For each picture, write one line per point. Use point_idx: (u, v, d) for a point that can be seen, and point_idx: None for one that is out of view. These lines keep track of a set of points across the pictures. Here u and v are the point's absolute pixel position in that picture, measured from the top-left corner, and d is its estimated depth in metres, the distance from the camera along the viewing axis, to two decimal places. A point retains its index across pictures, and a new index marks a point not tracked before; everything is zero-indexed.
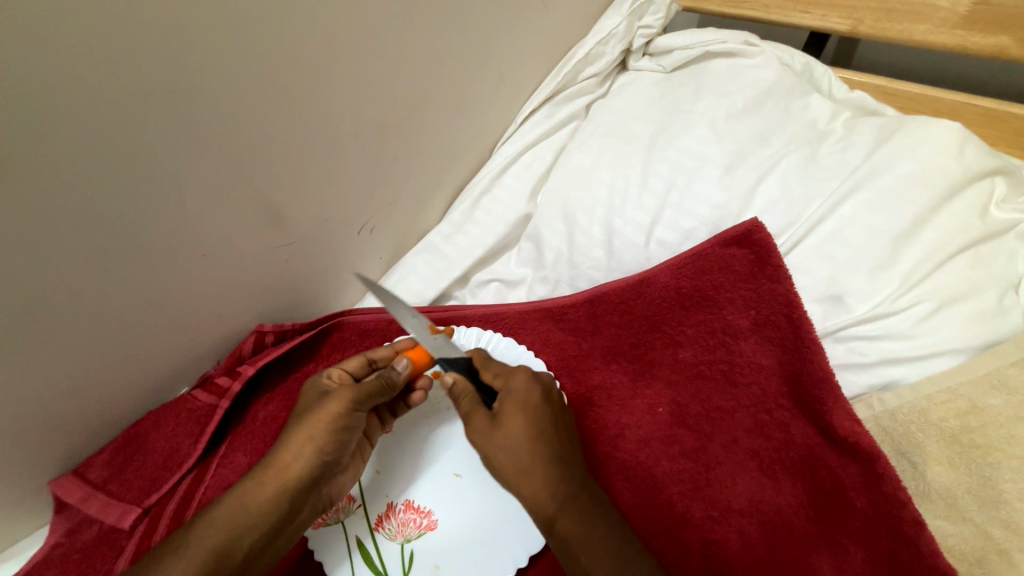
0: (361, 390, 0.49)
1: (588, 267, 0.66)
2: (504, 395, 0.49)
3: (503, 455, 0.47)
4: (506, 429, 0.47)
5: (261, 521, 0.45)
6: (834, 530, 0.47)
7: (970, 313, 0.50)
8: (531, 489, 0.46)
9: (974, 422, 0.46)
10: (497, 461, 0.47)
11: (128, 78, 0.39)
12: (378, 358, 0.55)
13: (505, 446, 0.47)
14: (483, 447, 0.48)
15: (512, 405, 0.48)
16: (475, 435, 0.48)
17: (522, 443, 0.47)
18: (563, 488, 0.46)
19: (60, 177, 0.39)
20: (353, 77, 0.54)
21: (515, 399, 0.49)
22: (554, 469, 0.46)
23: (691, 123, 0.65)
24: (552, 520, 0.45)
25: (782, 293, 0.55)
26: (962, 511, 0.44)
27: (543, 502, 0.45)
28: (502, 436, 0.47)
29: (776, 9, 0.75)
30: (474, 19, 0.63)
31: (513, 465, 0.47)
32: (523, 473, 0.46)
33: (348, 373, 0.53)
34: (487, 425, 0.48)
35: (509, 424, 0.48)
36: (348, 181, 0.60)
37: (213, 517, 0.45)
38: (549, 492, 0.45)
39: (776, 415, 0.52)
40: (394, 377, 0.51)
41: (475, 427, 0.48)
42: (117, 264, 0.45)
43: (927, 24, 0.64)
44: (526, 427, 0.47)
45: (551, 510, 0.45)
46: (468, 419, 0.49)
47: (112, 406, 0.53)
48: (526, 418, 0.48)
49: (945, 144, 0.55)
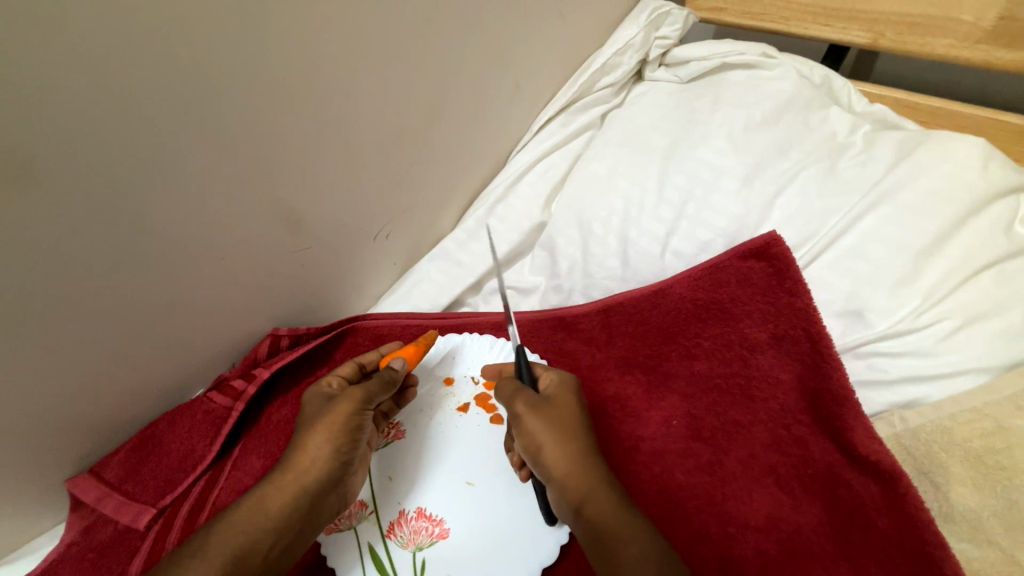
0: (367, 388, 0.52)
1: (602, 277, 0.65)
2: (555, 383, 0.52)
3: (550, 430, 0.47)
4: (562, 408, 0.49)
5: (283, 524, 0.46)
6: (855, 551, 0.46)
7: (994, 332, 0.49)
8: (569, 469, 0.46)
9: (1000, 443, 0.44)
10: (543, 439, 0.47)
11: (156, 80, 0.39)
12: (367, 363, 0.57)
13: (557, 424, 0.47)
14: (527, 420, 0.48)
15: (565, 392, 0.51)
16: (521, 408, 0.48)
17: (571, 424, 0.48)
18: (598, 475, 0.46)
19: (86, 178, 0.40)
20: (373, 84, 0.54)
21: (567, 387, 0.51)
22: (593, 456, 0.47)
23: (708, 134, 0.65)
24: (583, 504, 0.45)
25: (802, 308, 0.54)
26: (987, 534, 0.43)
27: (582, 481, 0.45)
28: (556, 414, 0.48)
29: (795, 22, 0.74)
30: (493, 28, 0.63)
31: (559, 440, 0.47)
32: (571, 451, 0.46)
33: (344, 379, 0.55)
34: (540, 400, 0.49)
35: (563, 405, 0.49)
36: (365, 187, 0.60)
37: (230, 522, 0.44)
38: (586, 475, 0.46)
39: (795, 430, 0.52)
40: (390, 374, 0.54)
41: (524, 401, 0.48)
42: (138, 264, 0.46)
43: (948, 38, 0.64)
44: (577, 412, 0.49)
45: (586, 492, 0.45)
46: (515, 396, 0.49)
47: (128, 406, 0.53)
48: (576, 404, 0.50)
49: (967, 161, 0.54)
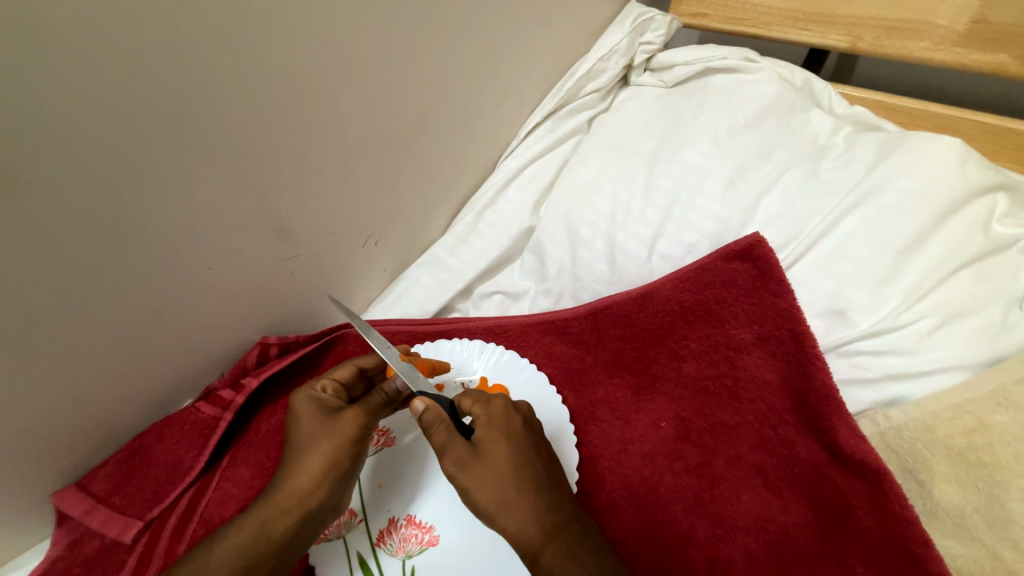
0: (369, 409, 0.51)
1: (590, 281, 0.66)
2: (481, 422, 0.47)
3: (485, 485, 0.44)
4: (491, 456, 0.45)
5: (285, 543, 0.46)
6: (841, 551, 0.46)
7: (975, 329, 0.49)
8: (513, 519, 0.43)
9: (981, 440, 0.45)
10: (477, 492, 0.44)
11: (139, 91, 0.40)
12: (367, 366, 0.56)
13: (487, 476, 0.44)
14: (461, 480, 0.45)
15: (495, 432, 0.47)
16: (452, 467, 0.45)
17: (505, 471, 0.45)
18: (550, 520, 0.44)
19: (65, 187, 0.39)
20: (356, 92, 0.54)
21: (495, 426, 0.47)
22: (540, 499, 0.45)
23: (693, 138, 0.66)
24: (537, 555, 0.43)
25: (786, 309, 0.55)
26: (970, 530, 0.43)
27: (528, 533, 0.43)
28: (484, 464, 0.45)
29: (776, 26, 0.75)
30: (476, 36, 0.63)
31: (494, 494, 0.44)
32: (506, 501, 0.44)
33: (339, 384, 0.54)
34: (468, 453, 0.45)
35: (493, 452, 0.45)
36: (353, 194, 0.60)
37: (231, 542, 0.45)
38: (536, 521, 0.43)
39: (781, 430, 0.52)
40: (395, 390, 0.54)
41: (453, 457, 0.45)
42: (123, 272, 0.46)
43: (925, 41, 0.64)
44: (512, 455, 0.46)
45: (538, 542, 0.43)
46: (444, 450, 0.45)
47: (115, 417, 0.53)
48: (513, 453, 0.46)
49: (946, 161, 0.55)
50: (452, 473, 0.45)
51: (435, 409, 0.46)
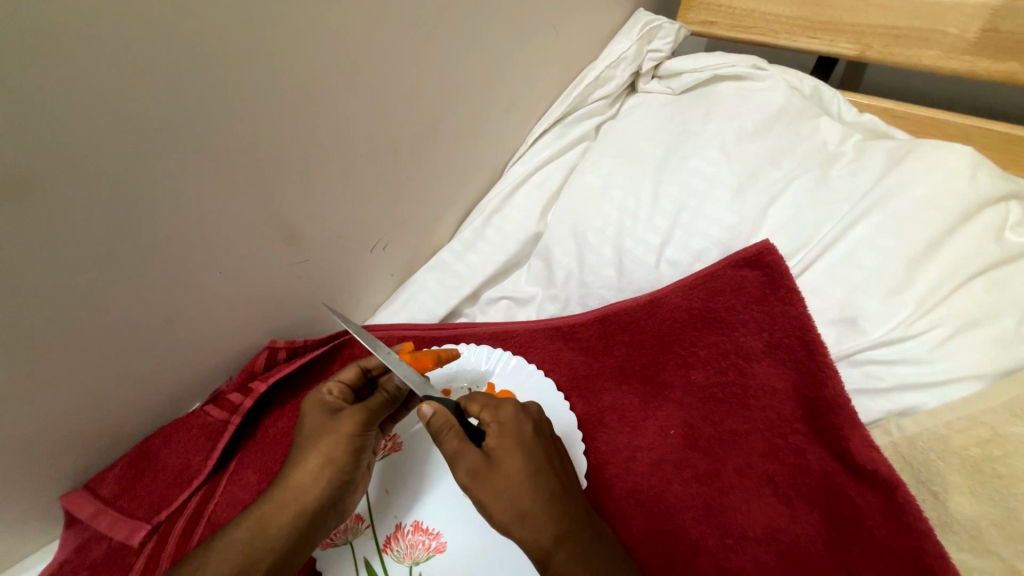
0: (369, 409, 0.52)
1: (598, 287, 0.65)
2: (493, 431, 0.47)
3: (498, 496, 0.44)
4: (503, 466, 0.45)
5: (284, 543, 0.45)
6: (853, 561, 0.46)
7: (988, 338, 0.49)
8: (527, 528, 0.43)
9: (997, 451, 0.44)
10: (490, 502, 0.44)
11: (154, 96, 0.40)
12: (372, 367, 0.55)
13: (501, 486, 0.44)
14: (474, 490, 0.44)
15: (507, 440, 0.46)
16: (465, 477, 0.45)
17: (515, 481, 0.44)
18: (562, 526, 0.44)
19: (77, 189, 0.40)
20: (365, 98, 0.55)
21: (508, 434, 0.47)
22: (554, 505, 0.44)
23: (702, 145, 0.66)
24: (549, 560, 0.43)
25: (795, 317, 0.54)
26: (987, 544, 0.43)
27: (541, 540, 0.43)
28: (496, 474, 0.44)
29: (784, 34, 0.75)
30: (486, 43, 0.64)
31: (508, 504, 0.44)
32: (521, 509, 0.44)
33: (345, 385, 0.54)
34: (481, 463, 0.45)
35: (507, 461, 0.45)
36: (362, 199, 0.61)
37: (231, 538, 0.45)
38: (549, 529, 0.43)
39: (791, 439, 0.52)
40: (396, 387, 0.54)
41: (465, 467, 0.45)
42: (133, 274, 0.46)
43: (934, 49, 0.64)
44: (524, 464, 0.45)
45: (548, 545, 0.43)
46: (456, 460, 0.45)
47: (123, 420, 0.53)
48: (525, 460, 0.45)
49: (957, 170, 0.55)
50: (467, 483, 0.45)
51: (443, 415, 0.46)
